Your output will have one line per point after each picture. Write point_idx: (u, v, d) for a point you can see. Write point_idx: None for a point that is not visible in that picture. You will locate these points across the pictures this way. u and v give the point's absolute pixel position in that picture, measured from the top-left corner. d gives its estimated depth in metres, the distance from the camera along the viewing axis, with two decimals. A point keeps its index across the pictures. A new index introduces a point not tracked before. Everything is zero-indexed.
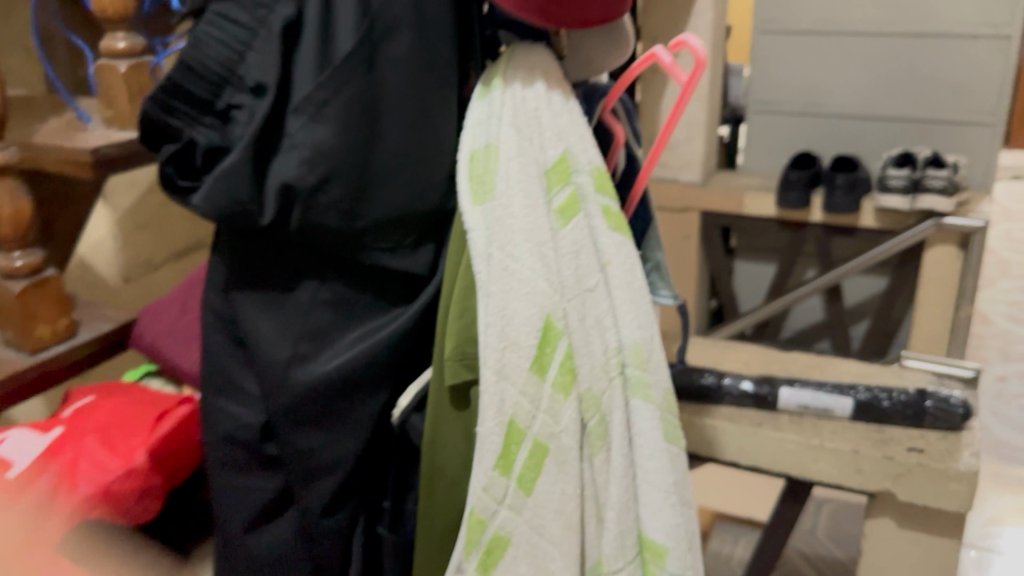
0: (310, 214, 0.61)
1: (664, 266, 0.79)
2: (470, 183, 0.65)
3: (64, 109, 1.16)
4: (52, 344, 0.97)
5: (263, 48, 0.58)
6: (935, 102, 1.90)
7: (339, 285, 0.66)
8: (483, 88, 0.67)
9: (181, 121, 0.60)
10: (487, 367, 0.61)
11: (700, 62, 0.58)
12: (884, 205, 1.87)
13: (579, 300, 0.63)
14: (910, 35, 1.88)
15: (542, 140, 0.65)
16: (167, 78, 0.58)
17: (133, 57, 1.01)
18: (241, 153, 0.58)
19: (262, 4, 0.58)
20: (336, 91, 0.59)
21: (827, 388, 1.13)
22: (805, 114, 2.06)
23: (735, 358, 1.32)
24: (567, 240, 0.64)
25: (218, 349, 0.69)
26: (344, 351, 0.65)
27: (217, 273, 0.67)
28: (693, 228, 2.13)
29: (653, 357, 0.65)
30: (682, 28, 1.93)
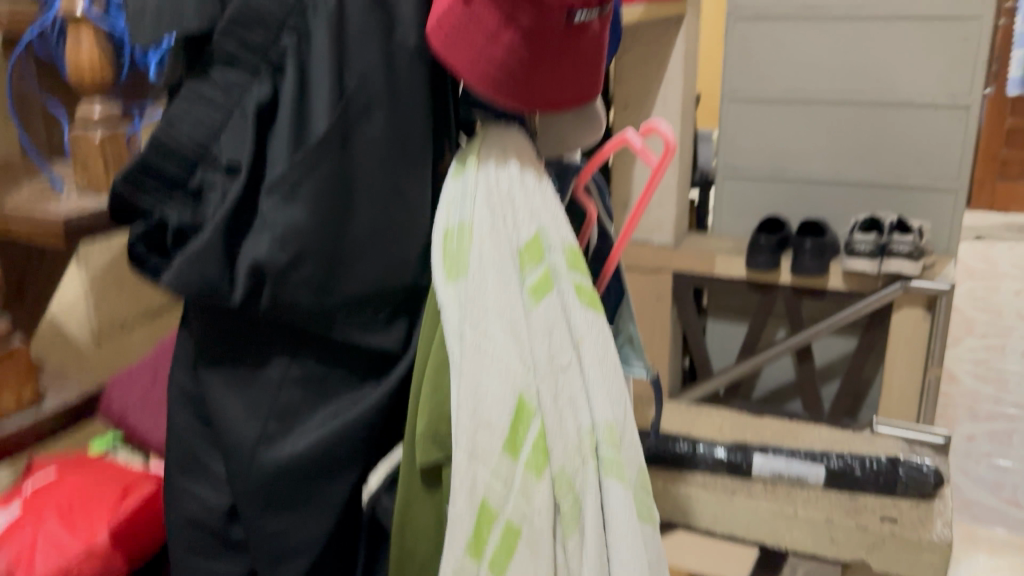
0: (281, 293, 0.60)
1: (637, 339, 0.79)
2: (443, 261, 0.65)
3: (37, 174, 1.15)
4: (16, 415, 0.95)
5: (237, 128, 0.59)
6: (898, 168, 1.95)
7: (309, 362, 0.65)
8: (457, 167, 0.68)
9: (152, 199, 0.60)
10: (460, 448, 0.61)
11: (669, 148, 0.60)
12: (850, 269, 1.90)
13: (552, 379, 0.63)
14: (873, 104, 1.93)
15: (515, 219, 0.66)
16: (139, 157, 0.58)
17: (109, 124, 1.00)
18: (212, 232, 0.58)
19: (236, 85, 0.59)
20: (310, 172, 0.59)
21: (800, 456, 1.13)
22: (772, 178, 2.10)
23: (708, 423, 1.32)
24: (539, 318, 0.64)
25: (184, 430, 0.68)
26: (313, 431, 0.64)
27: (184, 351, 0.66)
28: (666, 290, 2.13)
29: (626, 436, 0.65)
30: (653, 96, 1.97)
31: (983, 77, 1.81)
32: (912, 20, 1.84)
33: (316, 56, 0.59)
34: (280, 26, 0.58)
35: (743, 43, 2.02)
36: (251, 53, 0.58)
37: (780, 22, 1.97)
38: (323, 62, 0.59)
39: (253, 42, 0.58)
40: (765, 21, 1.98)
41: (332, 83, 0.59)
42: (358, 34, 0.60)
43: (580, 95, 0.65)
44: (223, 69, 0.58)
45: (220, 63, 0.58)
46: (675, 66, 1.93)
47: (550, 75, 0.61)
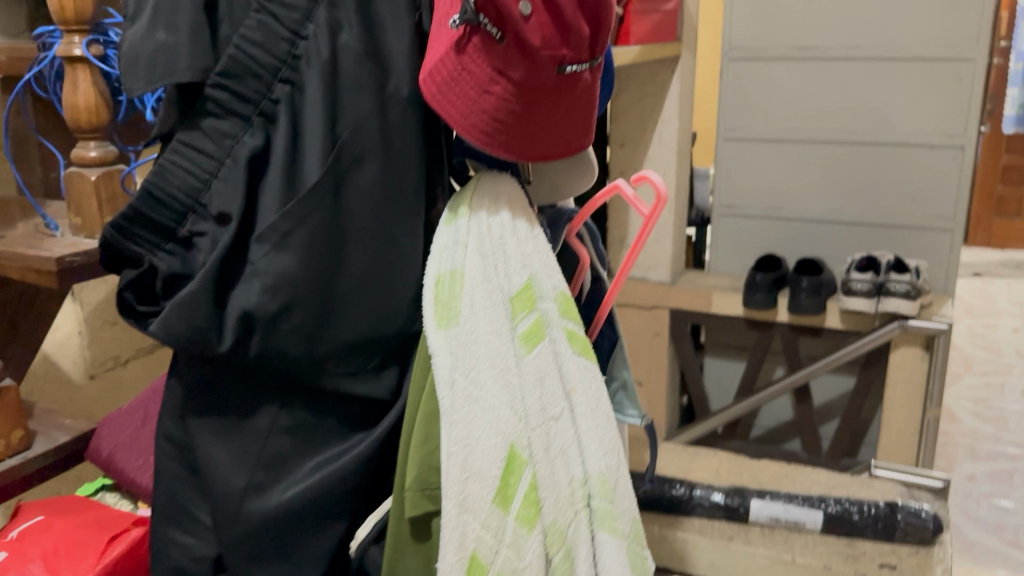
0: (270, 342, 0.60)
1: (631, 385, 0.78)
2: (434, 308, 0.64)
3: (31, 213, 1.15)
4: (4, 458, 0.94)
5: (229, 177, 0.59)
6: (894, 207, 1.96)
7: (298, 411, 0.65)
8: (449, 215, 0.68)
9: (142, 247, 0.60)
10: (449, 499, 0.60)
11: (660, 198, 0.60)
12: (847, 308, 1.90)
13: (544, 429, 0.63)
14: (868, 143, 1.94)
15: (507, 267, 0.65)
16: (128, 206, 0.58)
17: (105, 165, 1.00)
18: (201, 280, 0.58)
19: (228, 135, 0.59)
20: (301, 221, 0.59)
21: (797, 501, 1.12)
22: (769, 217, 2.10)
23: (705, 466, 1.31)
24: (531, 366, 0.63)
25: (172, 479, 0.67)
26: (301, 481, 0.64)
27: (171, 400, 0.66)
28: (663, 326, 2.13)
29: (618, 486, 0.65)
30: (649, 135, 1.99)
31: (977, 118, 1.82)
32: (905, 61, 1.85)
33: (310, 106, 0.59)
34: (272, 77, 0.59)
35: (739, 83, 2.04)
36: (243, 104, 0.59)
37: (775, 62, 1.99)
38: (314, 112, 0.59)
39: (246, 93, 0.59)
40: (760, 61, 2.00)
41: (325, 132, 0.60)
42: (351, 84, 0.60)
43: (573, 145, 0.64)
44: (215, 119, 0.59)
45: (212, 113, 0.59)
46: (670, 105, 1.94)
47: (542, 126, 0.61)
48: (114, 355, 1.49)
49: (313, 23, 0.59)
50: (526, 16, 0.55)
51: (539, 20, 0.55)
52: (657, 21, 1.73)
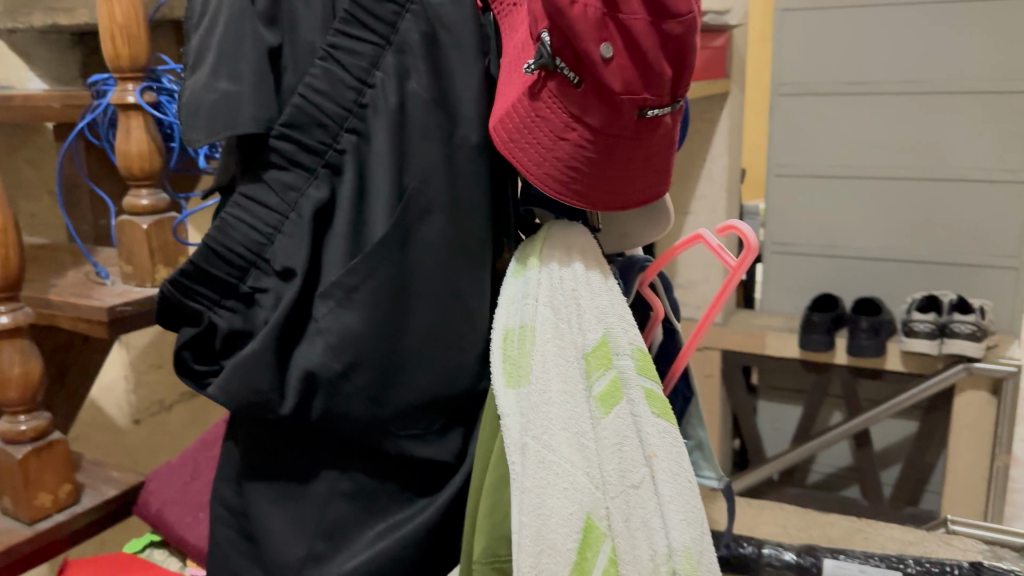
0: (333, 404, 0.57)
1: (707, 445, 0.74)
2: (503, 366, 0.61)
3: (83, 261, 1.15)
4: (52, 513, 0.92)
5: (292, 231, 0.56)
6: (954, 244, 1.89)
7: (359, 475, 0.62)
8: (518, 266, 0.64)
9: (201, 303, 0.57)
10: (522, 573, 0.56)
11: (750, 248, 0.56)
12: (909, 349, 1.82)
13: (622, 496, 0.58)
14: (925, 179, 1.88)
15: (580, 322, 0.62)
16: (189, 262, 0.56)
17: (155, 213, 0.98)
18: (263, 340, 0.55)
19: (293, 187, 0.56)
20: (367, 276, 0.56)
21: (876, 560, 1.07)
22: (822, 255, 2.05)
23: (772, 521, 1.25)
24: (608, 430, 0.59)
25: (228, 547, 0.63)
26: (363, 551, 0.60)
27: (228, 463, 0.63)
28: (714, 367, 2.08)
29: (703, 559, 0.60)
30: (697, 172, 1.95)
31: None
32: (963, 95, 1.80)
33: (377, 157, 0.57)
34: (338, 127, 0.56)
35: (789, 118, 2.00)
36: (308, 154, 0.56)
37: (827, 97, 1.95)
38: (382, 162, 0.56)
39: (311, 143, 0.56)
40: (811, 96, 1.96)
41: (392, 184, 0.57)
42: (419, 134, 0.58)
43: (650, 193, 0.61)
44: (279, 170, 0.56)
45: (275, 164, 0.56)
46: (719, 142, 1.91)
47: (619, 175, 0.58)
48: (161, 399, 1.47)
49: (381, 70, 0.57)
50: (607, 59, 0.52)
51: (620, 63, 0.52)
52: (706, 57, 1.71)
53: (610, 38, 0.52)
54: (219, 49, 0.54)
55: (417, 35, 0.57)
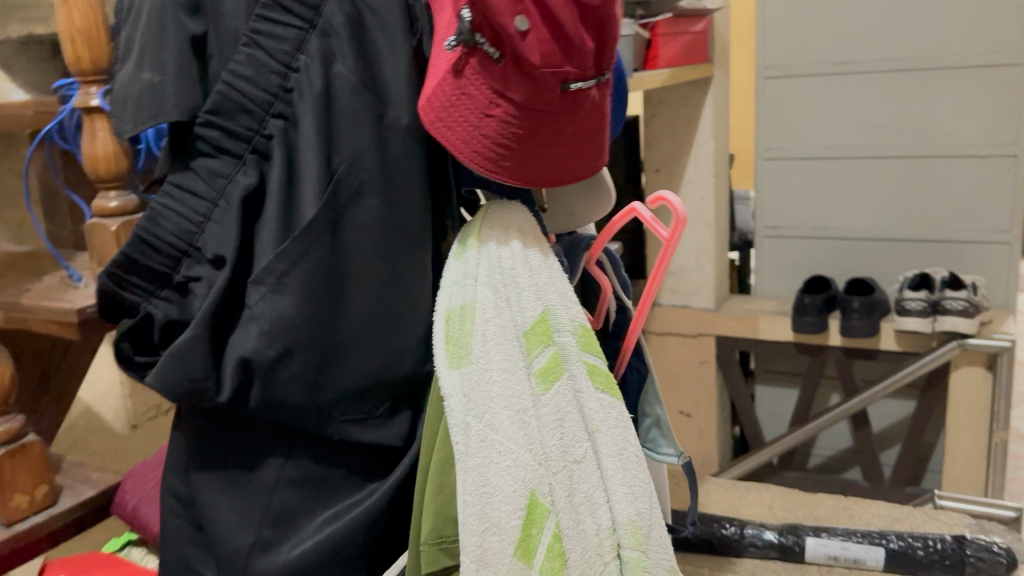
0: (270, 391, 0.57)
1: (665, 421, 0.73)
2: (445, 348, 0.60)
3: (58, 267, 1.15)
4: (29, 514, 0.92)
5: (222, 219, 0.56)
6: (945, 221, 1.87)
7: (305, 461, 0.61)
8: (459, 247, 0.64)
9: (137, 294, 0.57)
10: (466, 552, 0.55)
11: (680, 219, 0.55)
12: (903, 328, 1.80)
13: (565, 472, 0.58)
14: (914, 157, 1.87)
15: (519, 300, 0.62)
16: (120, 253, 0.56)
17: (125, 214, 0.95)
18: (196, 328, 0.55)
19: (221, 174, 0.56)
20: (297, 261, 0.56)
21: (857, 537, 1.07)
22: (814, 237, 2.03)
23: (758, 503, 1.24)
24: (549, 406, 0.59)
25: (177, 536, 0.63)
26: (311, 536, 0.60)
27: (176, 453, 0.62)
28: (710, 354, 2.07)
29: (652, 534, 0.60)
30: (685, 159, 1.93)
31: None
32: (950, 70, 1.78)
33: (305, 140, 0.57)
34: (264, 112, 0.56)
35: (775, 101, 1.98)
36: (235, 141, 0.56)
37: (813, 78, 1.93)
38: (309, 146, 0.56)
39: (237, 129, 0.56)
40: (796, 78, 1.95)
41: (321, 167, 0.57)
42: (346, 116, 0.58)
43: (584, 168, 0.60)
44: (207, 158, 0.56)
45: (204, 152, 0.56)
46: (705, 127, 1.89)
47: (549, 151, 0.57)
48: (154, 404, 1.47)
49: (305, 54, 0.56)
50: (524, 32, 0.51)
51: (538, 36, 0.52)
52: (688, 42, 1.69)
53: (526, 11, 0.51)
54: (142, 40, 0.54)
55: (341, 18, 0.57)
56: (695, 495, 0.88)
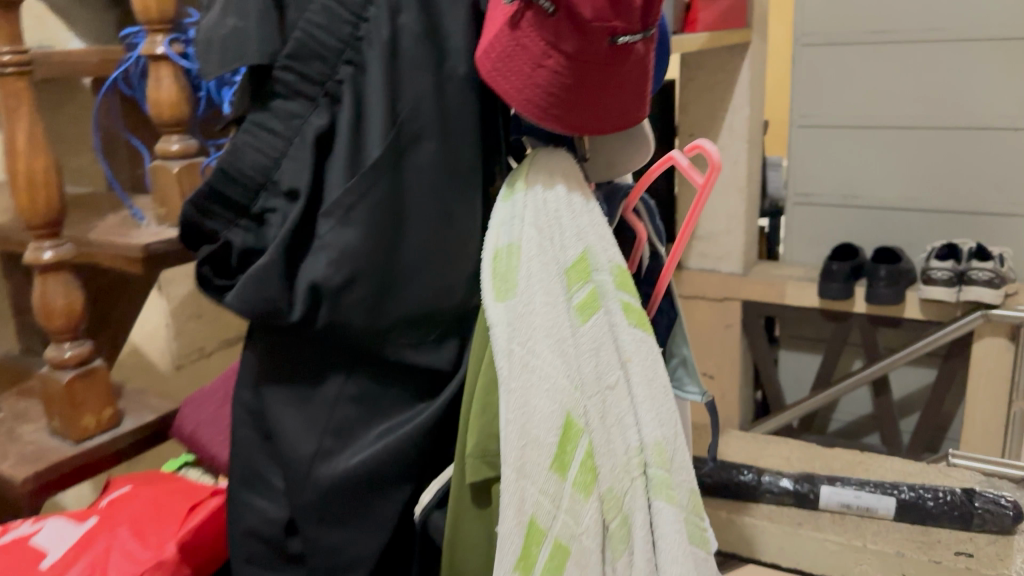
0: (336, 313, 0.63)
1: (691, 361, 0.79)
2: (493, 280, 0.66)
3: (121, 207, 1.21)
4: (96, 434, 1.00)
5: (296, 155, 0.62)
6: (976, 193, 1.89)
7: (364, 380, 0.67)
8: (506, 192, 0.69)
9: (218, 222, 0.63)
10: (508, 465, 0.62)
11: (714, 166, 0.60)
12: (927, 297, 1.83)
13: (599, 396, 0.64)
14: (949, 128, 1.88)
15: (562, 240, 0.67)
16: (205, 184, 0.62)
17: (186, 158, 0.99)
18: (273, 253, 0.61)
19: (296, 115, 0.62)
20: (364, 196, 0.62)
21: (870, 487, 1.12)
22: (843, 206, 2.06)
23: (776, 454, 1.30)
24: (587, 336, 0.65)
25: (247, 444, 0.70)
26: (367, 447, 0.66)
27: (248, 368, 0.69)
28: (735, 318, 2.11)
29: (676, 457, 0.66)
30: (719, 124, 1.96)
31: None
32: (988, 42, 1.78)
33: (372, 87, 0.62)
34: (336, 58, 0.61)
35: (811, 70, 2.00)
36: (310, 85, 0.61)
37: (850, 47, 1.94)
38: (376, 92, 0.62)
39: (311, 74, 0.61)
40: (833, 47, 1.96)
41: (386, 111, 0.62)
42: (410, 65, 0.63)
43: (627, 118, 0.65)
44: (285, 100, 0.62)
45: (281, 95, 0.62)
46: (740, 93, 1.91)
47: (595, 100, 0.62)
48: None
49: (375, 5, 0.61)
50: None
51: None
52: (726, 7, 1.71)
53: None
54: None
55: None
56: (717, 433, 0.94)
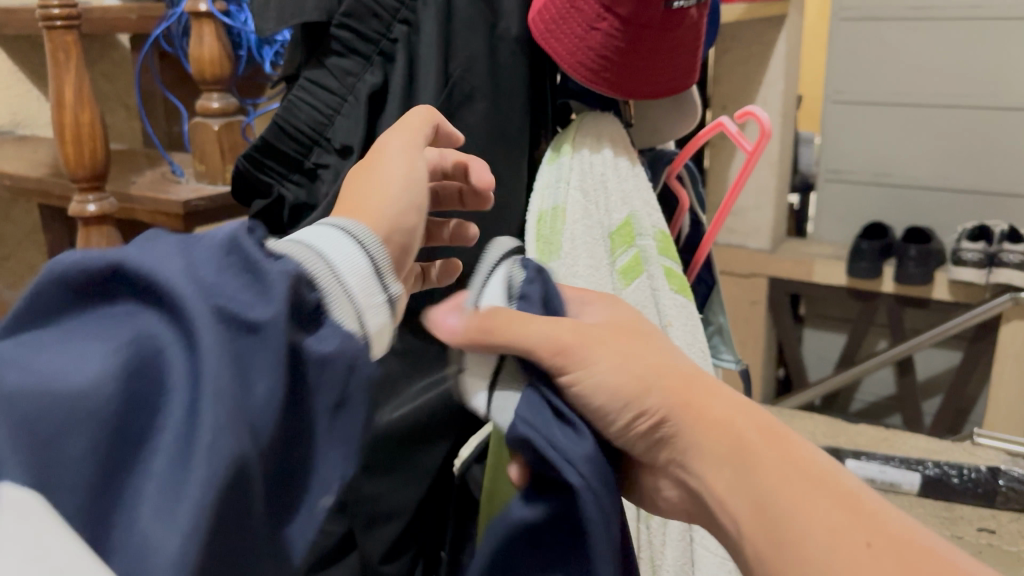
0: None
1: (727, 329, 0.80)
2: (536, 242, 0.66)
3: (158, 162, 1.19)
4: None
5: (351, 113, 0.63)
6: (1010, 174, 1.87)
7: (408, 336, 0.69)
8: (552, 154, 0.69)
9: (272, 177, 0.64)
10: None
11: (765, 133, 0.61)
12: (957, 278, 1.82)
13: None
14: (985, 108, 1.85)
15: (607, 204, 0.68)
16: (260, 138, 0.62)
17: (226, 116, 0.99)
18: (325, 209, 0.62)
19: (350, 73, 0.62)
20: None
21: (895, 462, 1.14)
22: (876, 184, 2.04)
23: (801, 429, 1.31)
24: (629, 299, 0.66)
25: None
26: (410, 400, 0.68)
27: None
28: (760, 295, 2.10)
29: None
30: (752, 97, 1.94)
31: None
32: None
33: (425, 46, 0.62)
34: (391, 18, 0.62)
35: (849, 44, 1.97)
36: (365, 43, 0.62)
37: (888, 22, 1.91)
38: (430, 51, 0.62)
39: (367, 33, 0.62)
40: (871, 22, 1.93)
41: (440, 70, 0.63)
42: (463, 25, 0.63)
43: (677, 84, 0.66)
44: (338, 57, 0.62)
45: (335, 51, 0.62)
46: (775, 66, 1.89)
47: (645, 65, 0.63)
48: None
49: None
50: None
51: None
52: None
53: None
54: None
55: None
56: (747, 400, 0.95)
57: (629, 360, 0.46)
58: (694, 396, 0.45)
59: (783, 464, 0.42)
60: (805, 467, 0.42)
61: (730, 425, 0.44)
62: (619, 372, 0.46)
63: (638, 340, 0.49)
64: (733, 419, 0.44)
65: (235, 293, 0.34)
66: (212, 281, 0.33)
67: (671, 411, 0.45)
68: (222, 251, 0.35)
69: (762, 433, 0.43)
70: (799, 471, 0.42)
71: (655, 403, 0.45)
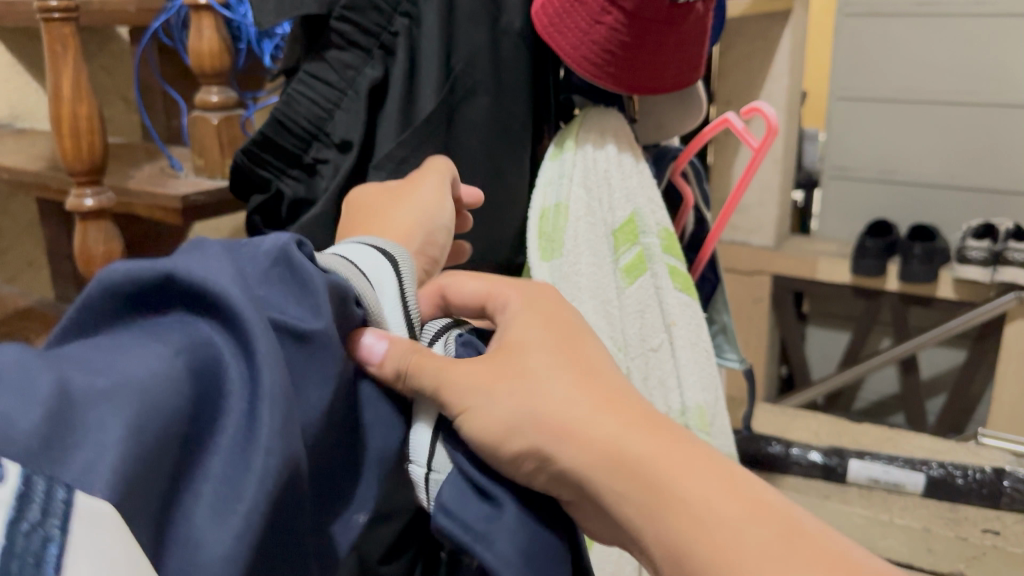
0: None
1: (731, 329, 0.79)
2: (539, 240, 0.65)
3: (157, 155, 1.18)
4: None
5: (350, 107, 0.62)
6: (1017, 172, 1.85)
7: None
8: (555, 150, 0.68)
9: (271, 172, 0.63)
10: None
11: (771, 130, 0.59)
12: (961, 277, 1.81)
13: (642, 358, 0.66)
14: (992, 105, 1.84)
15: (611, 202, 0.67)
16: (259, 133, 0.61)
17: (225, 110, 0.97)
18: (324, 206, 0.62)
19: (351, 66, 0.61)
20: (416, 150, 0.62)
21: (899, 462, 1.12)
22: (881, 181, 2.03)
23: (805, 428, 1.30)
24: (632, 299, 0.65)
25: None
26: None
27: None
28: (763, 292, 2.08)
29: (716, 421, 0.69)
30: (757, 93, 1.92)
31: None
32: None
33: (427, 39, 0.61)
34: (392, 10, 0.61)
35: (855, 40, 1.96)
36: (365, 36, 0.61)
37: (895, 18, 1.89)
38: (432, 45, 0.61)
39: (368, 25, 0.60)
40: (877, 18, 1.91)
41: (442, 64, 0.61)
42: (466, 17, 0.62)
43: (683, 79, 0.65)
44: (339, 51, 0.61)
45: (335, 44, 0.61)
46: (780, 62, 1.87)
47: (650, 60, 0.62)
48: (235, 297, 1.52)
49: None
50: None
51: None
52: None
53: None
54: None
55: None
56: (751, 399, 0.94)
57: (508, 389, 0.40)
58: (580, 424, 0.38)
59: (693, 497, 0.35)
60: (736, 489, 0.36)
61: (626, 453, 0.37)
62: (505, 406, 0.39)
63: (524, 353, 0.41)
64: (618, 436, 0.37)
65: (281, 303, 0.36)
66: (263, 294, 0.36)
67: (547, 445, 0.38)
68: (268, 259, 0.37)
69: (653, 450, 0.37)
70: (703, 497, 0.35)
71: (525, 442, 0.38)
